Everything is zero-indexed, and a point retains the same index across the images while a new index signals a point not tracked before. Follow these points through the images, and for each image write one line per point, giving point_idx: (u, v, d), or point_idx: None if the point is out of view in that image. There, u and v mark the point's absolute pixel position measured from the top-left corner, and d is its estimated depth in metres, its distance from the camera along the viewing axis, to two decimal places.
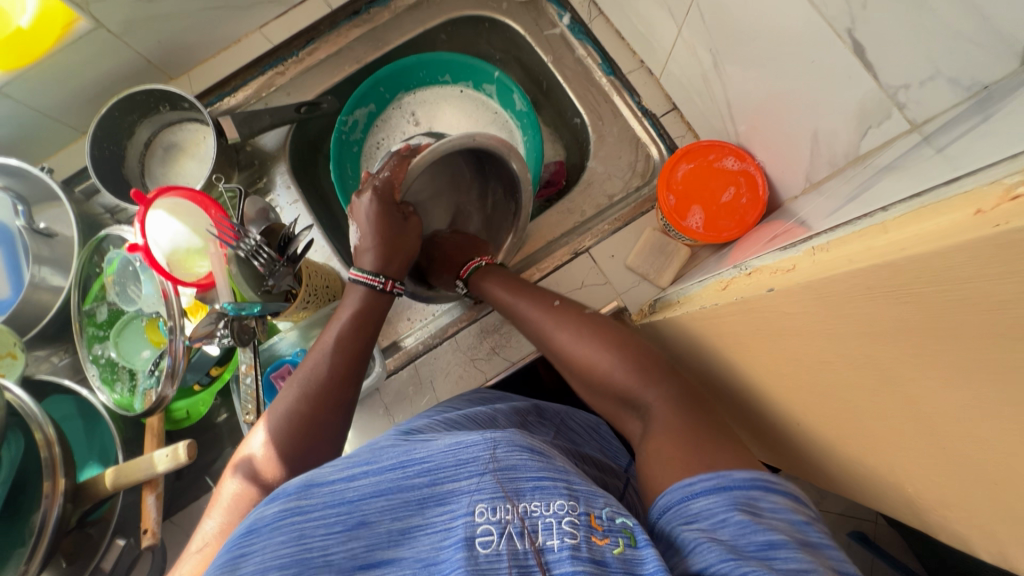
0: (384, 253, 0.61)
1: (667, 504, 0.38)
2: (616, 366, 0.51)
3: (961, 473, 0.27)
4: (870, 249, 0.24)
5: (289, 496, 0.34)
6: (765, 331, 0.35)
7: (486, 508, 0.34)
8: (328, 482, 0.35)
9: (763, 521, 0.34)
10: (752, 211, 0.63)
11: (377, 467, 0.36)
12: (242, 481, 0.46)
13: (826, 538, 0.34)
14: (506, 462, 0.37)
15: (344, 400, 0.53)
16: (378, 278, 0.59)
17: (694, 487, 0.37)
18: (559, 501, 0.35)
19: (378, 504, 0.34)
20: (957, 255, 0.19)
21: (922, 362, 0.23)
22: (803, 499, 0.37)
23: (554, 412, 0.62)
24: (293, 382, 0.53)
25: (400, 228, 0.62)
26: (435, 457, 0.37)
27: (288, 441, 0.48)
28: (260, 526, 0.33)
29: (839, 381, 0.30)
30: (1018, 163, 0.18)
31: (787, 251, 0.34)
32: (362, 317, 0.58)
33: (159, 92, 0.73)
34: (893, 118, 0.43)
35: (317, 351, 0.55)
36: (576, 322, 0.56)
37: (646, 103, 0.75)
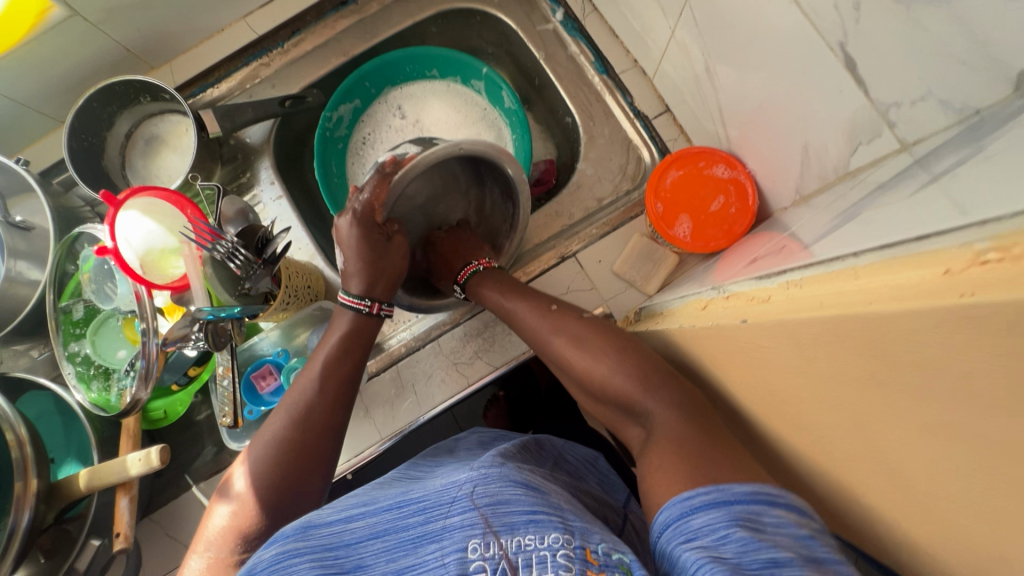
0: (370, 277, 0.59)
1: (666, 519, 0.38)
2: (614, 370, 0.50)
3: (926, 522, 0.26)
4: (841, 292, 0.23)
5: (289, 539, 0.36)
6: (740, 360, 0.34)
7: (478, 543, 0.35)
8: (325, 525, 0.38)
9: (763, 539, 0.33)
10: (741, 221, 0.62)
11: (373, 509, 0.39)
12: (229, 513, 0.46)
13: (831, 554, 0.33)
14: (497, 497, 0.38)
15: (333, 424, 0.52)
16: (363, 301, 0.59)
17: (693, 501, 0.37)
18: (553, 534, 0.36)
19: (372, 546, 0.36)
20: (922, 319, 0.18)
21: (888, 413, 0.23)
22: (809, 510, 0.36)
23: (552, 443, 0.61)
24: (280, 410, 0.52)
25: (384, 250, 0.60)
26: (428, 497, 0.39)
27: (278, 472, 0.48)
28: (259, 569, 0.34)
29: (811, 419, 0.29)
30: (988, 228, 0.17)
31: (763, 279, 0.33)
32: (349, 338, 0.57)
33: (138, 83, 0.71)
34: (884, 136, 0.41)
35: (303, 377, 0.54)
36: (573, 328, 0.55)
37: (638, 104, 0.73)
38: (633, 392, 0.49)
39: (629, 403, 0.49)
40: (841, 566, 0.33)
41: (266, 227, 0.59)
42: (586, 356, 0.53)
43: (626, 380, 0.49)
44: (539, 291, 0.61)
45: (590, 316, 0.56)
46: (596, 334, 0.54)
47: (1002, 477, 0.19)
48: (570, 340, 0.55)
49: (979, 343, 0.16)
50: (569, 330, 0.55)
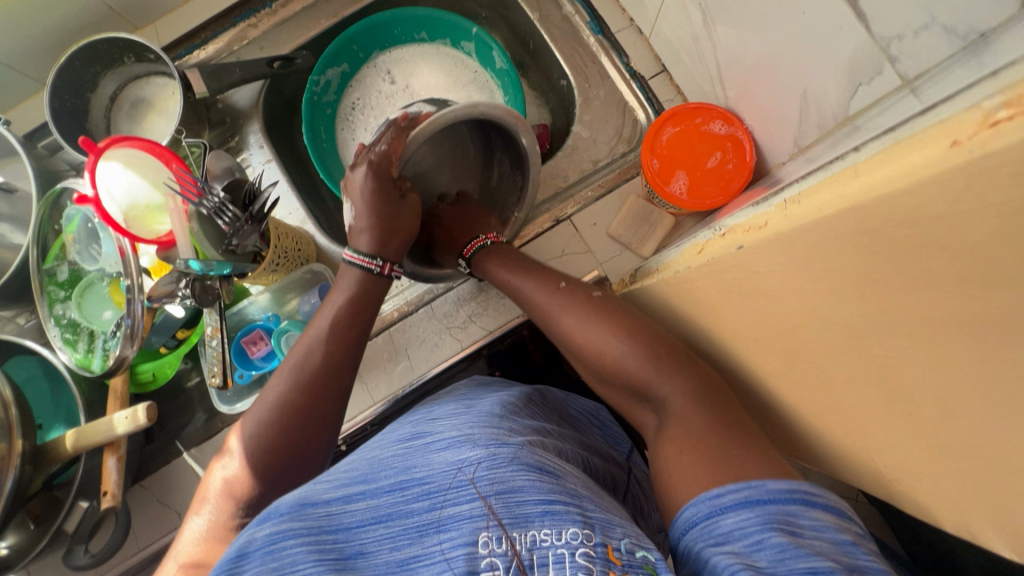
0: (383, 233, 0.57)
1: (692, 517, 0.36)
2: (625, 353, 0.48)
3: (925, 440, 0.25)
4: (844, 195, 0.21)
5: (281, 517, 0.33)
6: (736, 293, 0.33)
7: (491, 537, 0.33)
8: (324, 503, 0.34)
9: (803, 543, 0.31)
10: (738, 177, 0.61)
11: (374, 489, 0.36)
12: (239, 463, 0.45)
13: (875, 561, 0.32)
14: (507, 483, 0.35)
15: (339, 390, 0.50)
16: (374, 261, 0.56)
17: (722, 500, 0.35)
18: (571, 529, 0.34)
19: (376, 532, 0.34)
20: (929, 189, 0.17)
21: (888, 317, 0.22)
22: (847, 513, 0.35)
23: (556, 399, 0.60)
24: (285, 369, 0.50)
25: (398, 206, 0.59)
26: (434, 478, 0.36)
27: (283, 433, 0.46)
28: (252, 550, 0.32)
29: (808, 344, 0.29)
30: (997, 83, 0.15)
31: (760, 206, 0.31)
32: (358, 302, 0.54)
33: (122, 41, 0.69)
34: (884, 73, 0.40)
35: (309, 338, 0.51)
36: (585, 306, 0.53)
37: (634, 64, 0.72)
38: (647, 373, 0.47)
39: (642, 388, 0.48)
40: (884, 572, 0.32)
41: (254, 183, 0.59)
42: (593, 335, 0.51)
43: (637, 364, 0.48)
44: (549, 269, 0.58)
45: (599, 296, 0.53)
46: (604, 315, 0.51)
47: (1009, 364, 0.19)
48: (579, 319, 0.52)
49: (989, 201, 0.16)
50: (578, 311, 0.53)
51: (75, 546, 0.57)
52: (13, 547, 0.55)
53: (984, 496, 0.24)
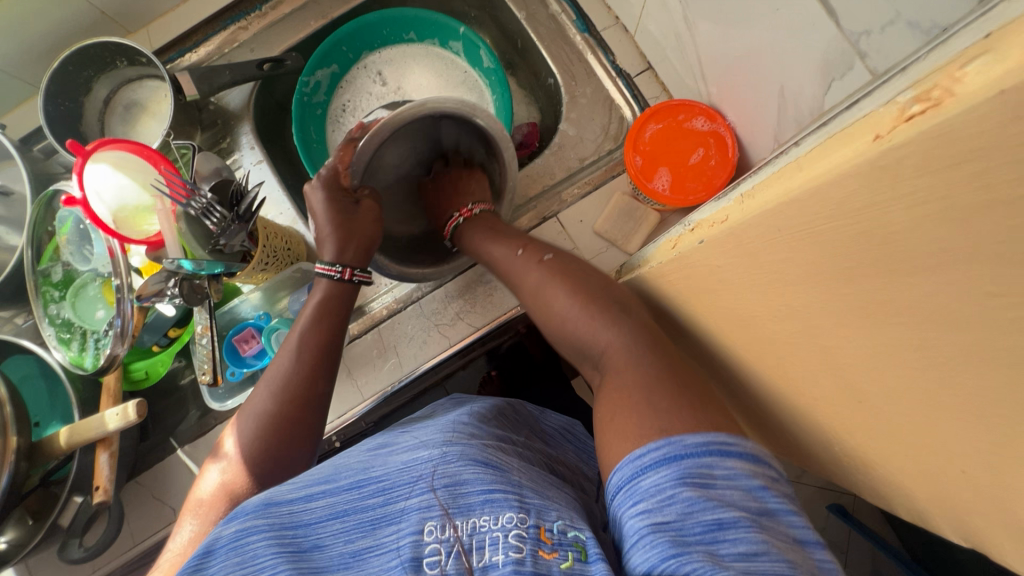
0: (341, 239, 0.58)
1: (619, 481, 0.35)
2: (571, 306, 0.49)
3: (876, 428, 0.26)
4: (787, 187, 0.22)
5: (247, 515, 0.35)
6: (702, 287, 0.34)
7: (435, 525, 0.33)
8: (286, 503, 0.36)
9: (713, 496, 0.32)
10: (721, 173, 0.62)
11: (333, 488, 0.37)
12: (228, 468, 0.46)
13: (782, 504, 0.33)
14: (456, 477, 0.37)
15: (314, 395, 0.50)
16: (335, 268, 0.56)
17: (643, 459, 0.34)
18: (508, 514, 0.34)
19: (332, 527, 0.35)
20: (850, 182, 0.17)
21: (831, 308, 0.22)
22: (763, 458, 0.35)
23: (529, 412, 0.61)
24: (264, 383, 0.50)
25: (354, 213, 0.60)
26: (390, 476, 0.38)
27: (263, 441, 0.47)
28: (218, 547, 0.33)
29: (767, 335, 0.29)
30: (908, 79, 0.16)
31: (720, 200, 0.32)
32: (322, 316, 0.54)
33: (113, 45, 0.70)
34: (856, 69, 0.41)
35: (284, 351, 0.52)
36: (539, 269, 0.54)
37: (620, 62, 0.72)
38: (590, 326, 0.47)
39: (586, 347, 0.48)
40: (790, 512, 0.33)
41: (239, 182, 0.59)
42: (548, 293, 0.51)
43: (579, 317, 0.48)
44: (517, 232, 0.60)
45: (552, 258, 0.54)
46: (559, 273, 0.52)
47: (940, 350, 0.19)
48: (540, 275, 0.53)
49: (901, 193, 0.16)
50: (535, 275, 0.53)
51: (69, 540, 0.58)
52: (11, 542, 0.56)
53: (933, 481, 0.24)
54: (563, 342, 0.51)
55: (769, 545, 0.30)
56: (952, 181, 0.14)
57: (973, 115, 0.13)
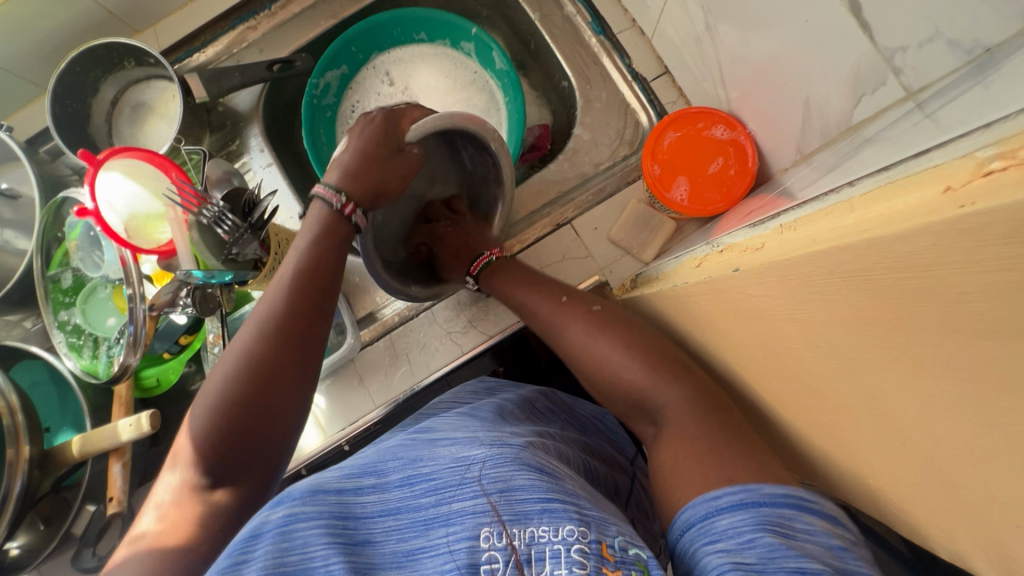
0: (349, 168, 0.56)
1: (690, 518, 0.36)
2: (626, 362, 0.50)
3: (917, 470, 0.25)
4: (837, 229, 0.21)
5: (295, 501, 0.33)
6: (733, 313, 0.33)
7: (491, 532, 0.33)
8: (335, 491, 0.35)
9: (795, 544, 0.31)
10: (740, 183, 0.61)
11: (384, 483, 0.36)
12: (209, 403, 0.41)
13: (865, 567, 0.32)
14: (510, 482, 0.36)
15: (309, 336, 0.46)
16: (338, 196, 0.53)
17: (720, 501, 0.35)
18: (568, 526, 0.34)
19: (384, 523, 0.34)
20: (918, 239, 0.17)
21: (881, 354, 0.22)
22: (841, 520, 0.35)
23: (559, 400, 0.60)
24: (249, 322, 0.46)
25: (384, 162, 0.57)
26: (440, 474, 0.36)
27: (246, 386, 0.41)
28: (265, 530, 0.32)
29: (803, 369, 0.29)
30: (992, 135, 0.15)
31: (756, 227, 0.31)
32: (321, 246, 0.51)
33: (121, 46, 0.69)
34: (888, 84, 0.40)
35: (275, 285, 0.48)
36: (584, 320, 0.54)
37: (636, 66, 0.71)
38: (648, 385, 0.48)
39: (643, 399, 0.48)
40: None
41: (253, 191, 0.58)
42: (597, 347, 0.52)
43: (636, 374, 0.49)
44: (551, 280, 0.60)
45: (601, 309, 0.55)
46: (608, 325, 0.53)
47: (1000, 412, 0.18)
48: (586, 330, 0.53)
49: (980, 257, 0.15)
50: (581, 324, 0.54)
51: (83, 549, 0.58)
52: (25, 547, 0.56)
53: (975, 530, 0.24)
54: (614, 399, 0.52)
55: None
56: None
57: None
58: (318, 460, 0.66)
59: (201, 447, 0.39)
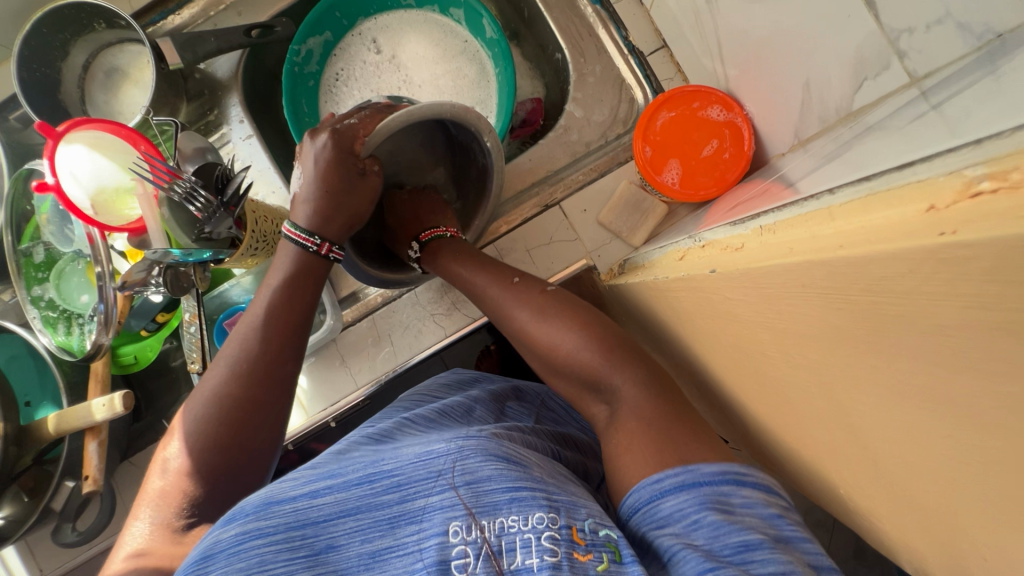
0: (321, 203, 0.52)
1: (635, 503, 0.36)
2: (579, 347, 0.47)
3: (887, 488, 0.24)
4: (813, 239, 0.20)
5: (247, 517, 0.32)
6: (710, 313, 0.32)
7: (460, 526, 0.33)
8: (289, 500, 0.34)
9: (735, 520, 0.33)
10: (734, 168, 0.58)
11: (342, 483, 0.35)
12: (183, 446, 0.44)
13: (797, 528, 0.34)
14: (476, 474, 0.36)
15: (284, 372, 0.48)
16: (312, 238, 0.52)
17: (663, 484, 0.35)
18: (538, 514, 0.34)
19: (344, 525, 0.33)
20: (895, 264, 0.15)
21: (855, 375, 0.20)
22: (773, 487, 0.37)
23: (534, 394, 0.63)
24: (219, 360, 0.47)
25: (351, 188, 0.53)
26: (404, 470, 0.36)
27: (223, 426, 0.44)
28: (217, 552, 0.31)
29: (778, 377, 0.27)
30: (982, 151, 0.14)
31: (738, 226, 0.30)
32: (296, 280, 0.51)
33: (90, 7, 0.66)
34: (892, 69, 0.37)
35: (245, 325, 0.49)
36: (539, 299, 0.51)
37: (633, 38, 0.67)
38: (599, 367, 0.46)
39: (594, 379, 0.47)
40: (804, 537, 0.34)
41: (227, 166, 0.56)
42: (546, 328, 0.49)
43: (591, 356, 0.47)
44: (500, 262, 0.56)
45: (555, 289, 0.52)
46: (559, 308, 0.50)
47: (971, 446, 0.17)
48: (532, 314, 0.50)
49: (959, 291, 0.13)
50: (533, 305, 0.51)
51: (63, 524, 0.58)
52: (8, 518, 0.56)
53: (941, 552, 0.23)
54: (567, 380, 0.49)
55: (793, 564, 0.31)
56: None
57: None
58: (301, 436, 0.66)
59: (181, 483, 0.42)
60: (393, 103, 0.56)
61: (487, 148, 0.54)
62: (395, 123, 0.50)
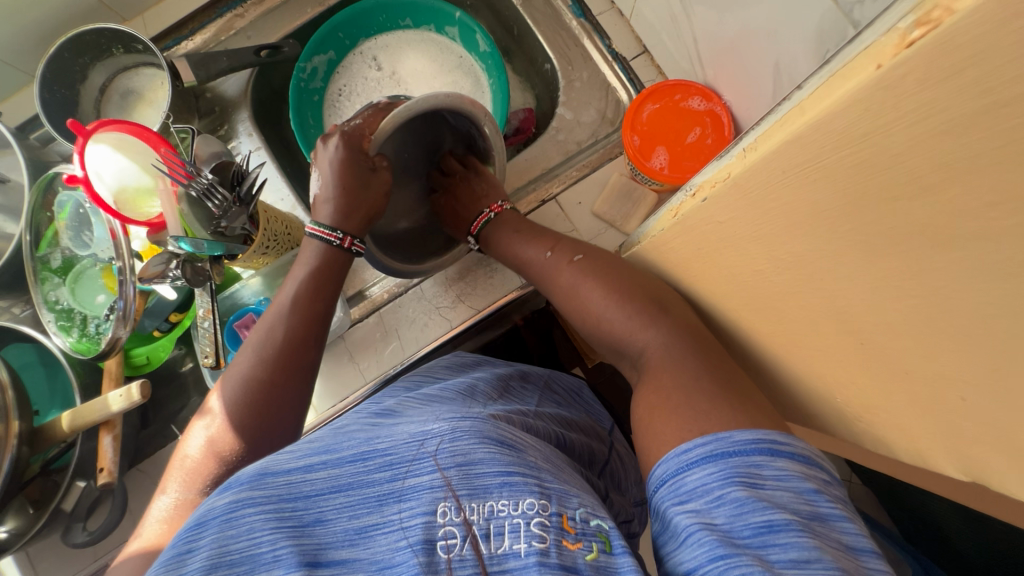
0: (342, 203, 0.55)
1: (662, 475, 0.37)
2: (616, 305, 0.49)
3: (877, 371, 0.26)
4: (786, 130, 0.22)
5: (242, 486, 0.34)
6: (705, 249, 0.35)
7: (449, 507, 0.34)
8: (283, 473, 0.35)
9: (762, 493, 0.32)
10: (717, 152, 0.63)
11: (336, 459, 0.36)
12: (213, 430, 0.45)
13: (836, 507, 0.33)
14: (468, 456, 0.36)
15: (306, 362, 0.49)
16: (334, 234, 0.55)
17: (690, 454, 0.36)
18: (528, 500, 0.35)
19: (334, 501, 0.34)
20: (854, 110, 0.18)
21: (833, 247, 0.23)
22: (815, 460, 0.35)
23: (538, 376, 0.65)
24: (247, 348, 0.49)
25: (366, 184, 0.56)
26: (396, 450, 0.37)
27: (256, 400, 0.46)
28: (210, 518, 0.32)
29: (769, 289, 0.30)
30: (911, 4, 0.16)
31: (723, 159, 0.31)
32: (319, 275, 0.53)
33: (110, 32, 0.70)
34: (850, 39, 0.42)
35: (272, 314, 0.51)
36: (575, 265, 0.54)
37: (616, 46, 0.73)
38: (631, 326, 0.48)
39: (625, 341, 0.50)
40: (843, 516, 0.33)
41: (241, 165, 0.59)
42: (583, 285, 0.53)
43: (620, 317, 0.49)
44: (546, 230, 0.61)
45: (582, 258, 0.55)
46: (595, 269, 0.53)
47: (937, 277, 0.20)
48: (575, 271, 0.54)
49: (906, 111, 0.17)
50: (573, 269, 0.55)
51: (73, 524, 0.59)
52: (12, 531, 0.55)
53: (929, 421, 0.25)
54: (600, 338, 0.53)
55: (817, 547, 0.30)
56: (954, 91, 0.15)
57: (981, 21, 0.14)
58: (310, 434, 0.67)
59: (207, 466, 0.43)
60: (394, 100, 0.59)
61: (491, 136, 0.59)
62: (404, 111, 0.53)
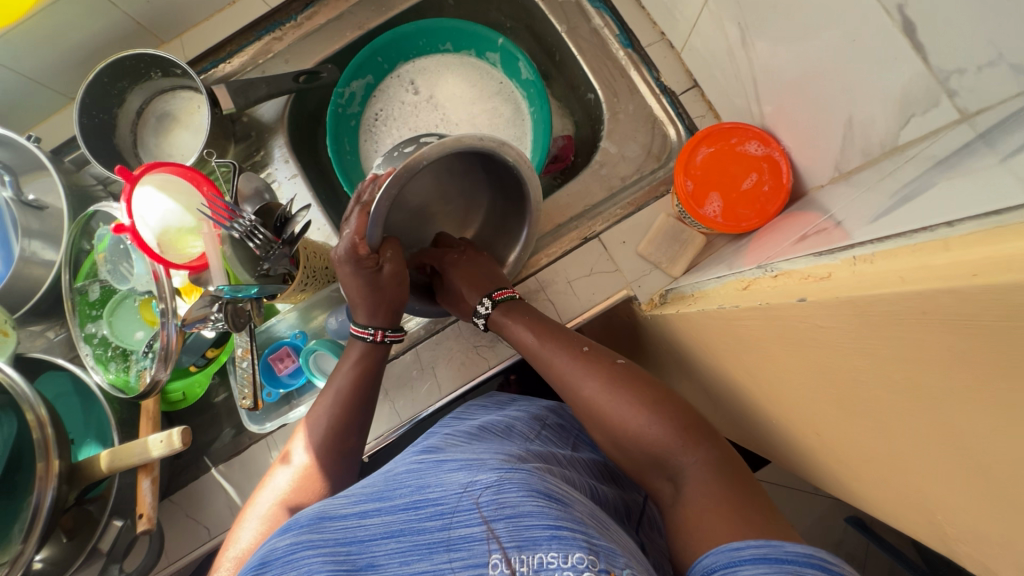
0: (369, 307, 0.56)
1: (711, 564, 0.35)
2: (650, 422, 0.48)
3: (1006, 516, 0.24)
4: (928, 267, 0.21)
5: (301, 528, 0.33)
6: (791, 342, 0.33)
7: (499, 559, 0.31)
8: (340, 517, 0.34)
9: None
10: (774, 200, 0.60)
11: (389, 506, 0.35)
12: (262, 526, 0.44)
13: None
14: (516, 508, 0.33)
15: (348, 448, 0.51)
16: (367, 330, 0.56)
17: (743, 552, 0.34)
18: (578, 553, 0.30)
19: (387, 546, 0.33)
20: None
21: (980, 397, 0.21)
22: None
23: (571, 423, 0.63)
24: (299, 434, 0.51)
25: (377, 286, 0.55)
26: (446, 498, 0.34)
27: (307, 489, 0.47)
28: (272, 559, 0.32)
29: (874, 404, 0.28)
30: None
31: (820, 257, 0.32)
32: (367, 367, 0.56)
33: (149, 57, 0.69)
34: (941, 106, 0.39)
35: (321, 403, 0.53)
36: (604, 371, 0.52)
37: (665, 79, 0.71)
38: (671, 443, 0.46)
39: (664, 457, 0.47)
40: None
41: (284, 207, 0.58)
42: (614, 399, 0.50)
43: (662, 432, 0.47)
44: (568, 330, 0.58)
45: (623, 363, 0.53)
46: (627, 382, 0.51)
47: None
48: (601, 385, 0.51)
49: None
50: (602, 375, 0.52)
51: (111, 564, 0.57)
52: (47, 561, 0.55)
53: None
54: (630, 452, 0.49)
55: None
56: None
57: None
58: None
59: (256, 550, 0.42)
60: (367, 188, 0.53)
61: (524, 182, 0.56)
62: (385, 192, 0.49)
